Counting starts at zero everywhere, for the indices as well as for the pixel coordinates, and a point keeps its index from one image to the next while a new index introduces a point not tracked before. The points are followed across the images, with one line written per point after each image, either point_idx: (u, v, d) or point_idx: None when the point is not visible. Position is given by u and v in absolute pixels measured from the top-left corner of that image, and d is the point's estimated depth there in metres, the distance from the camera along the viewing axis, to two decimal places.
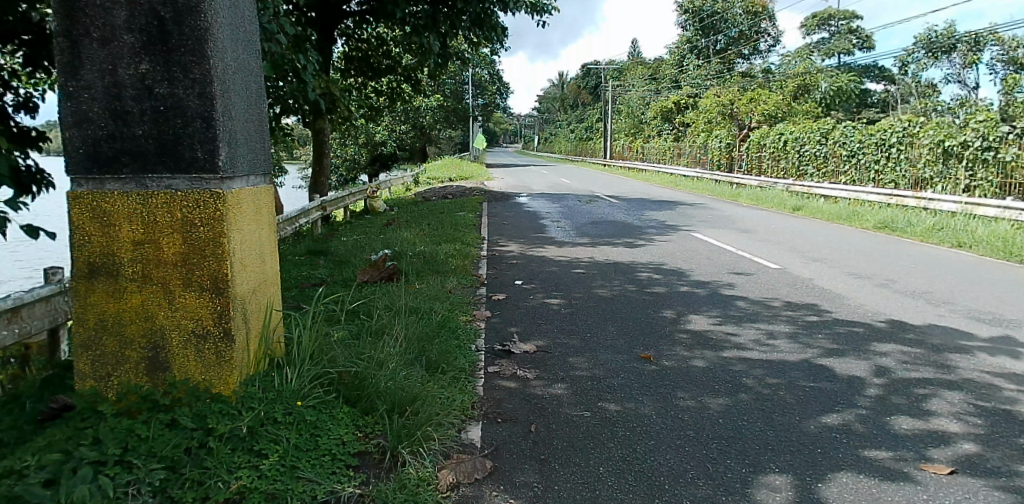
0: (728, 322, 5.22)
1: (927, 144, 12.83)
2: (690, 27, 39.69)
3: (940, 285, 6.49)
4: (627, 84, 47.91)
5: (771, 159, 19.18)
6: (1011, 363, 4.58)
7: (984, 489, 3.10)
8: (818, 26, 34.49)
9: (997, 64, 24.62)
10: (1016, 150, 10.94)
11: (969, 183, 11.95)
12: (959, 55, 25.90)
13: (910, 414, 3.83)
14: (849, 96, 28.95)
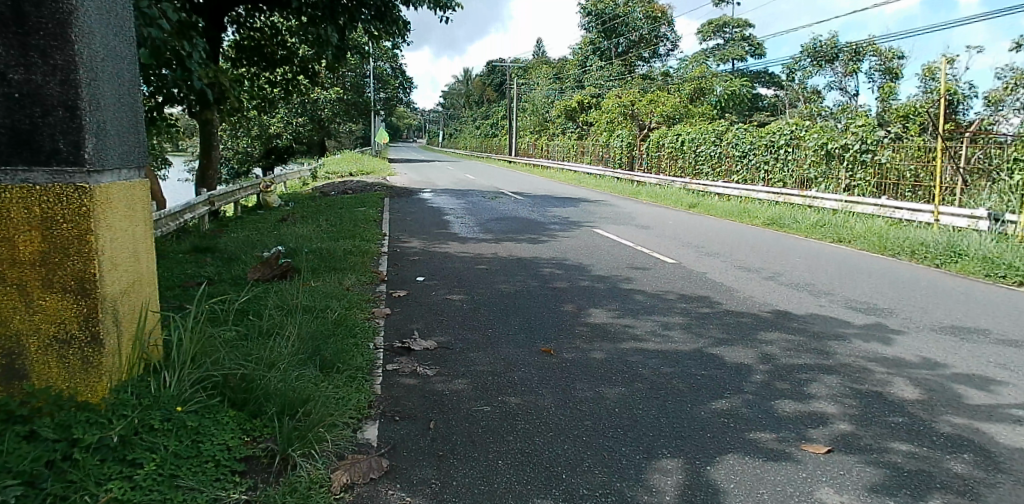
0: (626, 314, 5.39)
1: (812, 146, 13.75)
2: (593, 29, 40.68)
3: (821, 277, 6.98)
4: (531, 83, 48.49)
5: (670, 158, 19.98)
6: (882, 349, 5.05)
7: (857, 465, 3.48)
8: (713, 33, 36.21)
9: (874, 74, 26.63)
10: (891, 153, 11.91)
11: (849, 183, 12.91)
12: (840, 65, 27.88)
13: (792, 397, 4.15)
14: (741, 100, 30.57)
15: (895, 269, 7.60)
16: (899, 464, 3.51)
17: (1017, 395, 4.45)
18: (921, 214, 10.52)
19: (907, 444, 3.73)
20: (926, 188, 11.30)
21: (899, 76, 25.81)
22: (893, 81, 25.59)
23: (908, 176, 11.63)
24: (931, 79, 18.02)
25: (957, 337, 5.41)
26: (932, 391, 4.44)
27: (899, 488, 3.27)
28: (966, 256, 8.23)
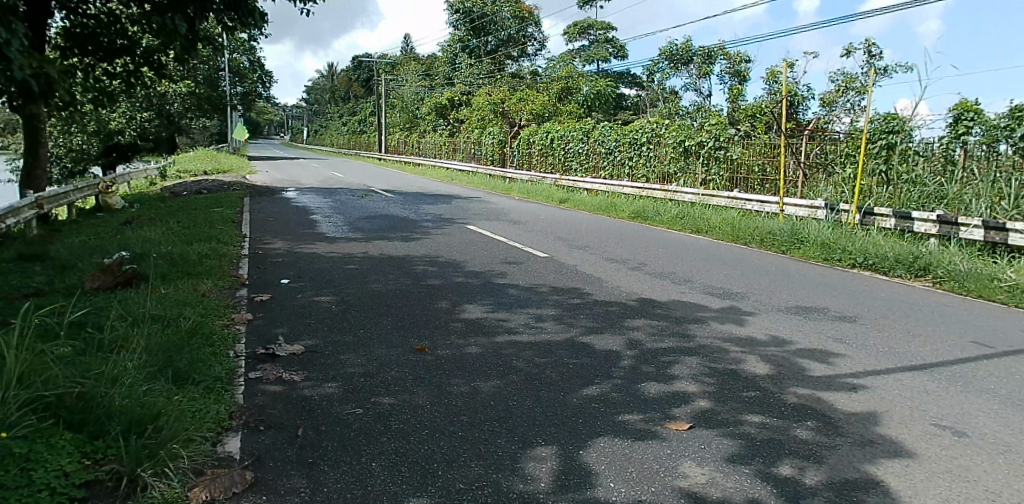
0: (500, 308, 5.48)
1: (671, 143, 14.66)
2: (461, 27, 41.04)
3: (682, 266, 7.45)
4: (398, 79, 47.89)
5: (540, 155, 20.58)
6: (736, 329, 5.49)
7: (715, 439, 3.76)
8: (578, 35, 37.58)
9: (724, 77, 28.76)
10: (740, 149, 12.92)
11: (704, 177, 13.89)
12: (695, 67, 29.87)
13: (657, 379, 4.43)
14: (606, 99, 32.03)
15: (746, 256, 8.28)
16: (752, 435, 3.85)
17: (850, 366, 5.02)
18: (768, 205, 11.56)
19: (759, 416, 4.10)
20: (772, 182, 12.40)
21: (746, 79, 28.09)
22: (741, 84, 27.82)
23: (756, 171, 12.69)
24: (771, 82, 19.81)
25: (799, 316, 6.00)
26: (780, 366, 4.91)
27: (752, 457, 3.58)
28: (807, 242, 9.13)
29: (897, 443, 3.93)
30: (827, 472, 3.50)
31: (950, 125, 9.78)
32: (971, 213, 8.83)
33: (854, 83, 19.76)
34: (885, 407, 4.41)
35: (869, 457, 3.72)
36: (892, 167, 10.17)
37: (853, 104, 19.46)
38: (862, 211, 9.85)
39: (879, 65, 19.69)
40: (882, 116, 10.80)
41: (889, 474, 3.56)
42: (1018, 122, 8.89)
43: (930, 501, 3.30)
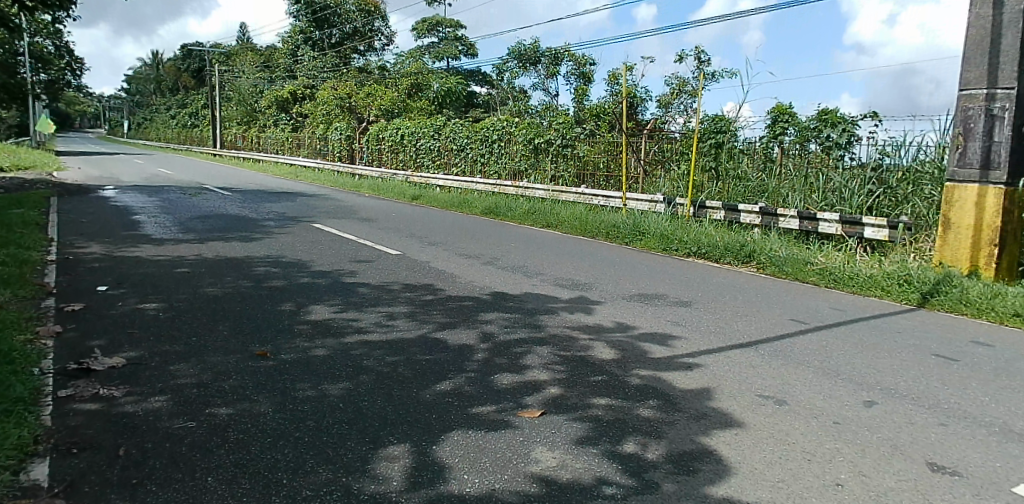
0: (349, 308, 5.36)
1: (522, 141, 15.09)
2: (302, 18, 39.64)
3: (535, 260, 7.68)
4: (235, 70, 45.22)
5: (391, 151, 20.67)
6: (585, 318, 5.78)
7: (564, 423, 3.93)
8: (427, 31, 37.63)
9: (571, 77, 29.97)
10: (587, 146, 13.55)
11: (554, 174, 14.46)
12: (543, 67, 30.85)
13: (509, 370, 4.56)
14: (457, 97, 32.22)
15: (593, 248, 8.74)
16: (599, 417, 4.07)
17: (686, 346, 5.47)
18: (613, 199, 12.31)
19: (605, 399, 4.35)
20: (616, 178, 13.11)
21: (590, 80, 29.51)
22: (586, 84, 29.19)
23: (601, 168, 13.38)
24: (612, 84, 21.00)
25: (641, 302, 6.42)
26: (624, 350, 5.23)
27: (599, 437, 3.79)
28: (648, 234, 9.79)
29: (727, 414, 4.34)
30: (667, 445, 3.79)
31: (769, 126, 10.81)
32: (788, 205, 10.03)
33: (685, 87, 21.49)
34: (716, 382, 4.85)
35: (704, 429, 4.07)
36: (720, 164, 11.33)
37: (683, 107, 21.17)
38: (697, 205, 10.82)
39: (705, 71, 21.58)
40: (711, 118, 11.76)
41: (721, 443, 3.92)
42: (824, 124, 10.07)
43: (755, 465, 3.68)
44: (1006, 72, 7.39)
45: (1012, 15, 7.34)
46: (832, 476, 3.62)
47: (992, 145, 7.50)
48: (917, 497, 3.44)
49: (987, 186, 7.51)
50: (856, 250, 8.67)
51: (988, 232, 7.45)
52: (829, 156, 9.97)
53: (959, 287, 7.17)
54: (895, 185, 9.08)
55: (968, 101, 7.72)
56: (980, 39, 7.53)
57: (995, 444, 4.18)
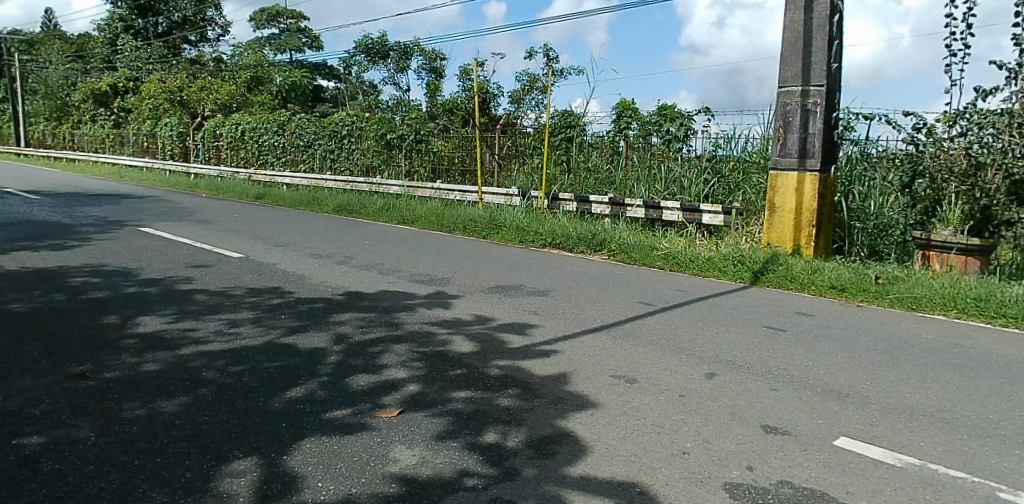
0: (185, 318, 5.01)
1: (373, 137, 15.03)
2: (123, 6, 38.49)
3: (391, 257, 7.59)
4: (43, 61, 40.59)
5: (229, 149, 20.03)
6: (443, 312, 5.80)
7: (423, 419, 3.92)
8: (266, 22, 36.26)
9: (421, 72, 29.75)
10: (442, 142, 13.72)
11: (408, 169, 14.57)
12: (392, 61, 30.34)
13: (366, 371, 4.48)
14: (303, 90, 32.79)
15: (450, 244, 8.78)
16: (459, 410, 4.09)
17: (543, 334, 5.65)
18: (469, 194, 12.39)
19: (465, 392, 4.38)
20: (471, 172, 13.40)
21: (442, 75, 29.52)
22: (438, 79, 29.19)
23: (456, 163, 13.58)
24: (465, 79, 21.27)
25: (499, 294, 6.54)
26: (483, 341, 5.31)
27: (460, 430, 3.81)
28: (505, 227, 10.03)
29: (583, 396, 4.53)
30: (527, 432, 3.89)
31: (615, 121, 11.37)
32: (635, 195, 10.75)
33: (534, 83, 22.25)
34: (572, 366, 5.05)
35: (562, 413, 4.22)
36: (571, 157, 11.84)
37: (534, 103, 21.94)
38: (550, 197, 11.24)
39: (553, 68, 22.46)
40: (561, 112, 12.25)
41: (578, 424, 4.09)
42: (664, 119, 10.76)
43: (610, 442, 3.87)
44: (816, 72, 8.29)
45: (820, 20, 8.22)
46: (679, 446, 3.89)
47: (808, 137, 8.35)
48: (754, 457, 3.79)
49: (804, 173, 8.40)
50: (696, 235, 9.40)
51: (806, 215, 8.35)
52: (669, 148, 10.67)
53: (784, 264, 8.03)
54: (727, 174, 9.92)
55: (785, 97, 8.57)
56: (794, 41, 8.38)
57: (818, 403, 4.71)
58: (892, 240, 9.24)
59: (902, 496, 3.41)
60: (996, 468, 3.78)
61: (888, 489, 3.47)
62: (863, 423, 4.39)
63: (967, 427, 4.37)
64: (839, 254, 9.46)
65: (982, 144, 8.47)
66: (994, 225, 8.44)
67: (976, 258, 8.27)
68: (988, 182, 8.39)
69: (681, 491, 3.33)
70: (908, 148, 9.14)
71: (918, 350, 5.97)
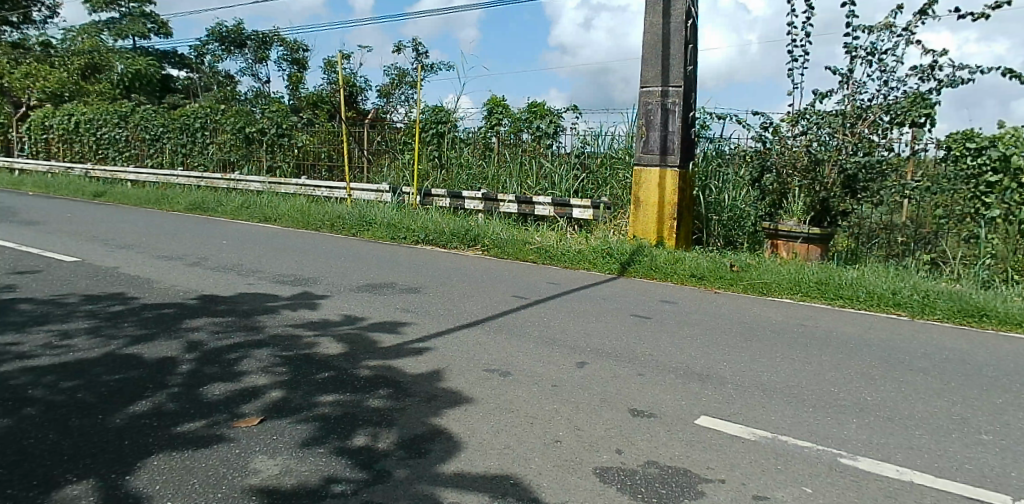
0: (6, 331, 4.50)
1: (230, 130, 14.81)
2: None
3: (250, 258, 7.25)
4: None
5: (61, 142, 18.53)
6: (309, 313, 5.62)
7: (287, 427, 3.75)
8: (104, 5, 33.14)
9: (283, 63, 28.41)
10: (305, 137, 13.95)
11: (269, 164, 14.50)
12: (249, 51, 28.75)
13: (222, 379, 4.23)
14: (149, 80, 30.84)
15: (315, 243, 8.56)
16: (326, 414, 3.96)
17: (416, 331, 5.59)
18: (336, 190, 12.25)
19: (333, 395, 4.24)
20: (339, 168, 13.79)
21: (305, 67, 28.32)
22: (301, 71, 28.02)
23: (322, 158, 13.83)
24: (330, 72, 20.80)
25: (370, 292, 6.42)
26: (352, 342, 5.18)
27: (327, 435, 3.69)
28: (375, 223, 9.89)
29: (456, 392, 4.53)
30: (398, 432, 3.83)
31: (486, 117, 11.59)
32: (507, 190, 10.96)
33: (404, 78, 22.13)
34: (445, 362, 5.03)
35: (435, 410, 4.20)
36: (443, 152, 11.92)
37: (404, 97, 21.83)
38: (423, 193, 11.22)
39: (423, 63, 22.44)
40: (431, 108, 12.30)
41: (452, 420, 4.08)
42: (534, 116, 11.03)
43: (484, 436, 3.89)
44: (674, 73, 8.80)
45: (677, 24, 8.71)
46: (552, 435, 3.99)
47: (668, 134, 8.84)
48: (623, 441, 3.96)
49: (665, 169, 8.90)
50: (567, 228, 9.66)
51: (668, 209, 8.87)
52: (539, 145, 10.95)
53: (649, 255, 8.46)
54: (596, 170, 10.31)
55: (647, 97, 9.02)
56: (654, 43, 8.84)
57: (680, 385, 5.00)
58: (744, 230, 10.25)
59: (755, 468, 3.69)
60: (836, 435, 4.20)
61: (743, 462, 3.75)
62: (721, 402, 4.72)
63: (810, 400, 4.82)
64: (699, 244, 10.22)
65: (819, 142, 9.23)
66: (832, 215, 9.31)
67: (817, 246, 9.14)
68: (825, 177, 9.20)
69: (554, 480, 3.41)
70: (758, 146, 9.88)
71: (767, 331, 6.52)
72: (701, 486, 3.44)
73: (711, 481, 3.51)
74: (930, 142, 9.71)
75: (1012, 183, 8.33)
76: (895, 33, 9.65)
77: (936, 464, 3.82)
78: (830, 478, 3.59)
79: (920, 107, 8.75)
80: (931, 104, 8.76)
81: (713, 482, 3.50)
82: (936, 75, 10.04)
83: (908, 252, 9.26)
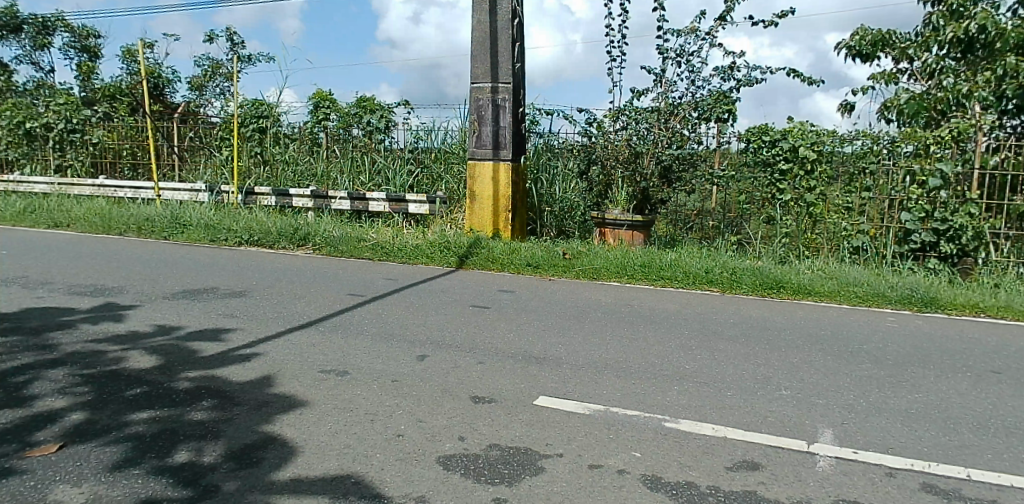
0: None
1: (6, 125, 13.13)
2: None
3: (38, 269, 6.49)
4: None
5: None
6: (114, 326, 5.14)
7: (93, 450, 3.40)
8: None
9: (70, 51, 25.31)
10: (102, 133, 12.71)
11: (59, 164, 13.06)
12: (27, 37, 25.32)
13: (7, 406, 3.74)
14: None
15: (121, 248, 7.86)
16: (141, 432, 3.64)
17: (242, 337, 5.30)
18: (143, 191, 11.33)
19: (148, 411, 3.91)
20: (145, 165, 12.81)
21: (98, 55, 25.48)
22: (93, 60, 25.17)
23: (123, 155, 12.74)
24: (129, 61, 18.92)
25: (188, 300, 5.99)
26: (168, 353, 4.80)
27: (142, 455, 3.39)
28: (190, 226, 9.23)
29: (290, 397, 4.36)
30: (226, 443, 3.61)
31: (312, 112, 11.20)
32: (338, 187, 10.69)
33: (218, 70, 20.81)
34: (275, 367, 4.82)
35: (267, 417, 4.01)
36: (266, 149, 11.38)
37: (218, 91, 20.64)
38: (244, 191, 10.67)
39: (238, 54, 21.16)
40: (251, 102, 11.70)
41: (285, 425, 3.92)
42: (364, 111, 10.87)
43: (321, 438, 3.79)
44: (502, 70, 9.08)
45: (503, 22, 8.96)
46: (394, 429, 3.98)
47: (499, 129, 9.11)
48: (465, 428, 4.05)
49: (498, 162, 9.17)
50: (403, 224, 9.62)
51: (502, 201, 9.15)
52: (370, 140, 10.76)
53: (486, 247, 8.68)
54: (430, 165, 10.38)
55: (478, 93, 9.22)
56: (482, 40, 9.05)
57: (520, 370, 5.21)
58: (575, 219, 10.84)
59: (590, 439, 3.95)
60: (660, 402, 4.61)
61: (579, 436, 4.00)
62: (558, 381, 4.98)
63: (636, 372, 5.24)
64: (534, 235, 10.74)
65: (639, 136, 10.00)
66: (651, 204, 10.16)
67: (640, 232, 9.89)
68: (645, 168, 9.98)
69: (398, 473, 3.41)
70: (584, 140, 10.55)
71: (599, 312, 6.98)
72: (542, 462, 3.63)
73: (550, 456, 3.71)
74: (732, 134, 10.88)
75: (801, 171, 9.39)
76: (700, 37, 10.72)
77: (745, 419, 4.33)
78: (655, 441, 3.94)
79: (723, 104, 9.80)
80: (731, 101, 9.84)
81: (552, 457, 3.70)
82: (736, 76, 11.26)
83: (718, 234, 10.26)
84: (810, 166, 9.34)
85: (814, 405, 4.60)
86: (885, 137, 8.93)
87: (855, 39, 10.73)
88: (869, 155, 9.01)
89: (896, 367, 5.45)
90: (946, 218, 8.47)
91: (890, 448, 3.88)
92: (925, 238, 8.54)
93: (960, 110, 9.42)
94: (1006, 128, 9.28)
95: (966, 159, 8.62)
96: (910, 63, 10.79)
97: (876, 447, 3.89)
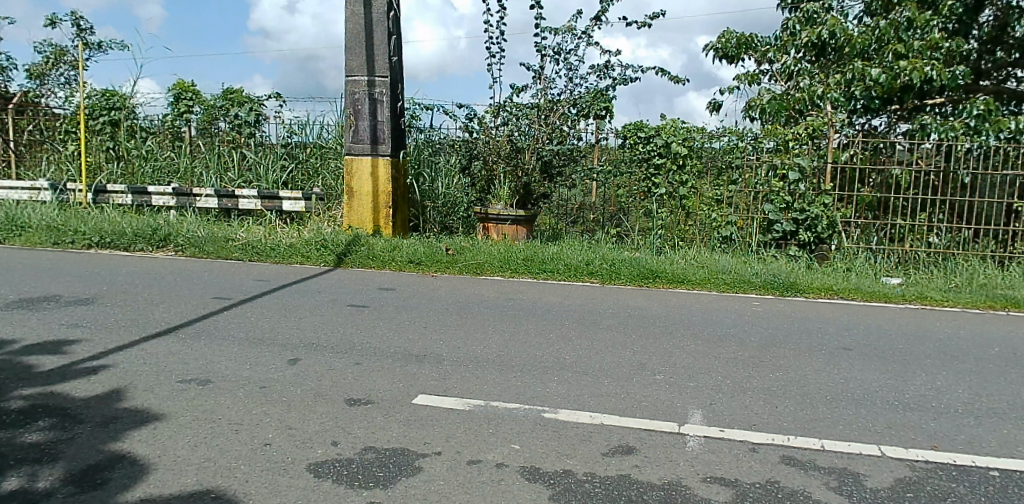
0: None
1: None
2: None
3: None
4: None
5: None
6: None
7: None
8: None
9: None
10: None
11: None
12: None
13: None
14: None
15: None
16: None
17: (88, 349, 4.93)
18: None
19: None
20: None
21: None
22: None
23: None
24: None
25: (24, 310, 5.50)
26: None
27: None
28: (30, 227, 8.49)
29: (143, 411, 4.12)
30: (65, 465, 3.38)
31: (172, 104, 10.57)
32: (203, 184, 10.10)
33: (63, 57, 18.97)
34: (126, 380, 4.53)
35: (115, 434, 3.78)
36: (119, 143, 10.59)
37: (65, 80, 18.86)
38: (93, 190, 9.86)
39: (87, 41, 19.36)
40: (101, 93, 10.87)
41: (136, 442, 3.72)
42: (231, 104, 10.40)
43: (178, 453, 3.63)
44: (379, 64, 8.93)
45: (378, 15, 8.82)
46: (260, 438, 3.88)
47: (377, 124, 8.97)
48: (338, 433, 4.01)
49: (377, 157, 9.04)
50: (276, 222, 9.27)
51: (382, 196, 9.04)
52: (239, 134, 10.34)
53: (365, 246, 8.54)
54: (305, 161, 10.09)
55: (353, 86, 9.03)
56: (357, 33, 8.87)
57: (401, 369, 5.21)
58: (459, 215, 10.91)
59: (469, 435, 4.04)
60: (541, 394, 4.78)
61: (458, 432, 4.08)
62: (437, 379, 5.04)
63: (517, 366, 5.40)
64: (417, 231, 10.73)
65: (520, 132, 10.19)
66: (534, 198, 10.35)
67: (523, 226, 10.10)
68: (526, 163, 10.17)
69: (263, 484, 3.34)
70: (465, 136, 10.61)
71: (482, 307, 7.09)
72: (418, 462, 3.67)
73: (427, 455, 3.76)
74: (610, 131, 11.33)
75: (673, 166, 9.94)
76: (576, 36, 11.13)
77: (620, 405, 4.59)
78: (536, 432, 4.10)
79: (600, 102, 10.20)
80: (608, 99, 10.26)
81: (429, 456, 3.76)
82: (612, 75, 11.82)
83: (599, 227, 10.75)
84: (682, 161, 9.91)
85: (685, 388, 4.95)
86: (748, 135, 9.70)
87: (722, 41, 11.62)
88: (735, 151, 9.70)
89: (760, 349, 5.96)
90: (803, 209, 9.33)
91: (754, 425, 4.26)
92: (786, 227, 9.41)
93: (815, 109, 10.35)
94: (855, 124, 10.35)
95: (822, 155, 9.53)
96: (771, 65, 11.69)
97: (740, 425, 4.27)
